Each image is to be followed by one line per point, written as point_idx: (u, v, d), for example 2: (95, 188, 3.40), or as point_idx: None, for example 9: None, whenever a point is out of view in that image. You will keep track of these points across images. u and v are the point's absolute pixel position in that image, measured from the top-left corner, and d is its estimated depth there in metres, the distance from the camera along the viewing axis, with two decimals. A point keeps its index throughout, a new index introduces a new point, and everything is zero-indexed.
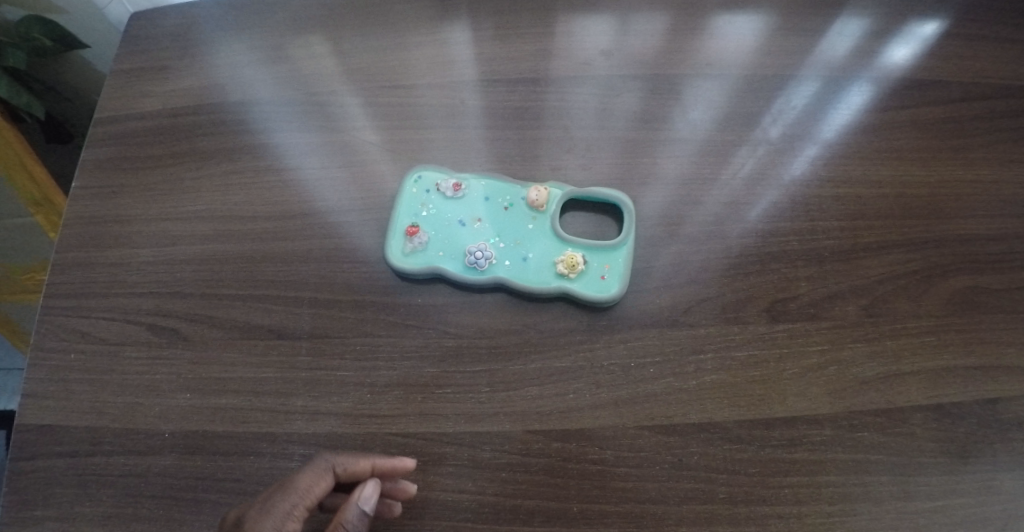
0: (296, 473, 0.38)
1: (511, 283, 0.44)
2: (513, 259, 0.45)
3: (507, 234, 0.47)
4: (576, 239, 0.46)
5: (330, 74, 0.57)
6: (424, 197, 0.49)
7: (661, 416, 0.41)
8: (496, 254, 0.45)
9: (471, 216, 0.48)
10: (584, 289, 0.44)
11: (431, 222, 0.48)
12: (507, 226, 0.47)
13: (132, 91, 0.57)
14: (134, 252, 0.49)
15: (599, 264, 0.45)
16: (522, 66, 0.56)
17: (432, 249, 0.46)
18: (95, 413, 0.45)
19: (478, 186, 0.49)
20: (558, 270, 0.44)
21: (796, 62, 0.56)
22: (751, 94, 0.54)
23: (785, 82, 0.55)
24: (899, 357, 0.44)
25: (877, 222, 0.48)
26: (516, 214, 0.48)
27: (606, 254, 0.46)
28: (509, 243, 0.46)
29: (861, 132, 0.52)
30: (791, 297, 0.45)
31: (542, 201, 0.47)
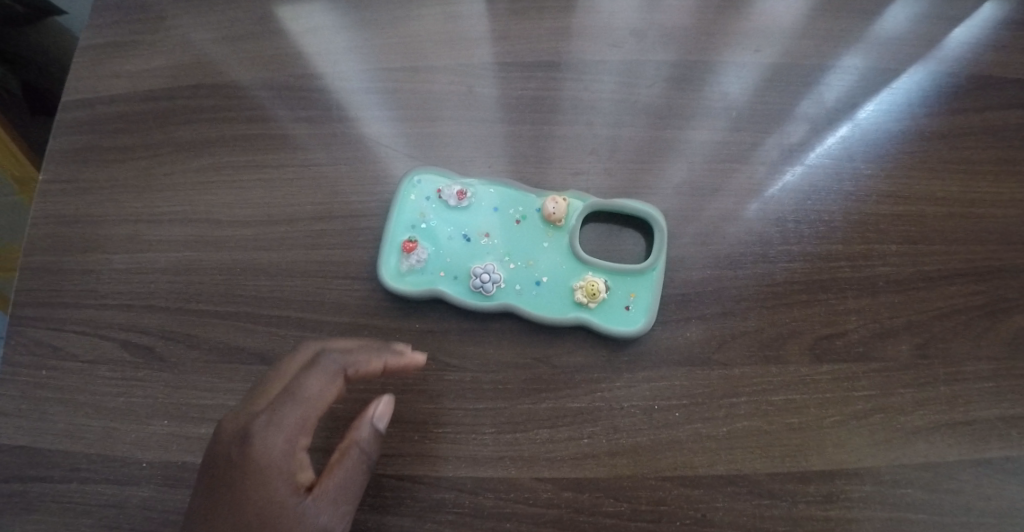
0: (300, 379, 0.34)
1: (521, 312, 0.40)
2: (525, 284, 0.41)
3: (518, 253, 0.42)
4: (596, 261, 0.41)
5: (321, 51, 0.50)
6: (424, 204, 0.44)
7: (684, 466, 0.37)
8: (505, 277, 0.41)
9: (477, 231, 0.43)
10: (604, 322, 0.40)
11: (431, 235, 0.43)
12: (519, 243, 0.43)
13: (100, 69, 0.50)
14: (106, 258, 0.45)
15: (622, 293, 0.41)
16: (540, 48, 0.49)
17: (433, 267, 0.42)
18: (69, 435, 0.41)
19: (486, 195, 0.44)
20: (576, 298, 0.40)
21: (858, 49, 0.48)
22: (804, 87, 0.47)
23: (844, 74, 0.48)
24: (954, 404, 0.39)
25: (939, 247, 0.42)
26: (530, 230, 0.43)
27: (632, 280, 0.41)
28: (521, 263, 0.42)
29: (928, 137, 0.45)
30: (836, 334, 0.40)
31: (559, 215, 0.42)
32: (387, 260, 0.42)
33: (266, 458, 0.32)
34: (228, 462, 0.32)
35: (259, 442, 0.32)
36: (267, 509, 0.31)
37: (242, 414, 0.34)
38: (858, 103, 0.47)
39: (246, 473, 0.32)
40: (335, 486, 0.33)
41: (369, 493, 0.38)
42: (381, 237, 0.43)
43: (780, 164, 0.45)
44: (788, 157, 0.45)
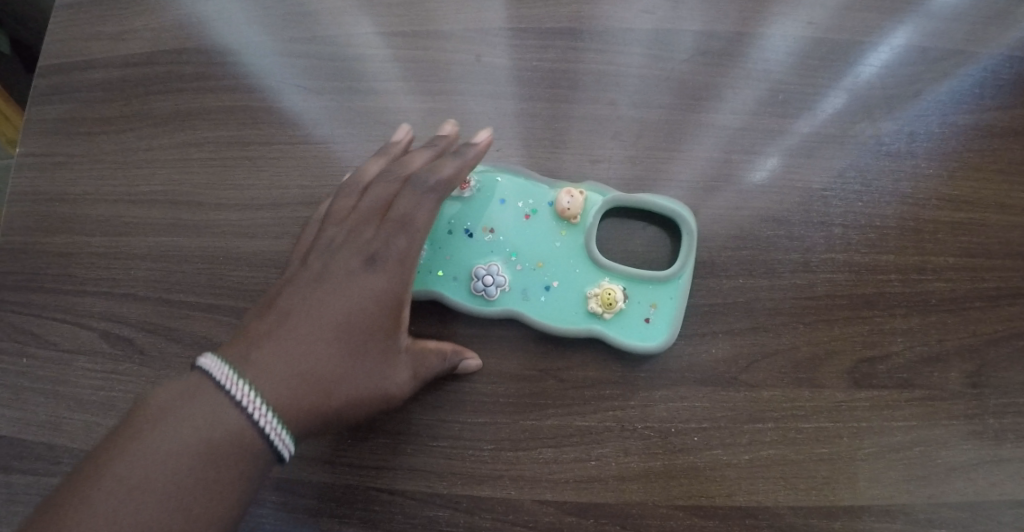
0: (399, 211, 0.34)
1: (527, 320, 0.37)
2: (533, 288, 0.38)
3: (526, 252, 0.38)
4: (614, 265, 0.37)
5: (315, 11, 0.45)
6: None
7: (699, 495, 0.34)
8: (510, 280, 0.38)
9: (481, 224, 0.39)
10: (619, 336, 0.36)
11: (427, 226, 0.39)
12: (528, 240, 0.39)
13: (74, 29, 0.46)
14: (83, 240, 0.41)
15: (642, 303, 0.37)
16: (559, 13, 0.44)
17: (429, 264, 0.38)
18: (50, 428, 0.40)
19: (493, 183, 0.39)
20: (590, 307, 0.36)
21: (923, 22, 0.42)
22: (857, 66, 0.41)
23: (903, 51, 0.42)
24: (1004, 438, 0.35)
25: (1004, 261, 0.37)
26: (541, 226, 0.39)
27: (653, 288, 0.37)
28: (528, 264, 0.38)
29: (1001, 131, 0.40)
30: (878, 356, 0.36)
31: (574, 211, 0.38)
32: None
33: (381, 279, 0.32)
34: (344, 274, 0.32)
35: (376, 269, 0.32)
36: (377, 327, 0.31)
37: (351, 242, 0.33)
38: (921, 86, 0.41)
39: (358, 286, 0.31)
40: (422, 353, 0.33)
41: (359, 506, 0.35)
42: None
43: (825, 159, 0.39)
44: (834, 151, 0.40)
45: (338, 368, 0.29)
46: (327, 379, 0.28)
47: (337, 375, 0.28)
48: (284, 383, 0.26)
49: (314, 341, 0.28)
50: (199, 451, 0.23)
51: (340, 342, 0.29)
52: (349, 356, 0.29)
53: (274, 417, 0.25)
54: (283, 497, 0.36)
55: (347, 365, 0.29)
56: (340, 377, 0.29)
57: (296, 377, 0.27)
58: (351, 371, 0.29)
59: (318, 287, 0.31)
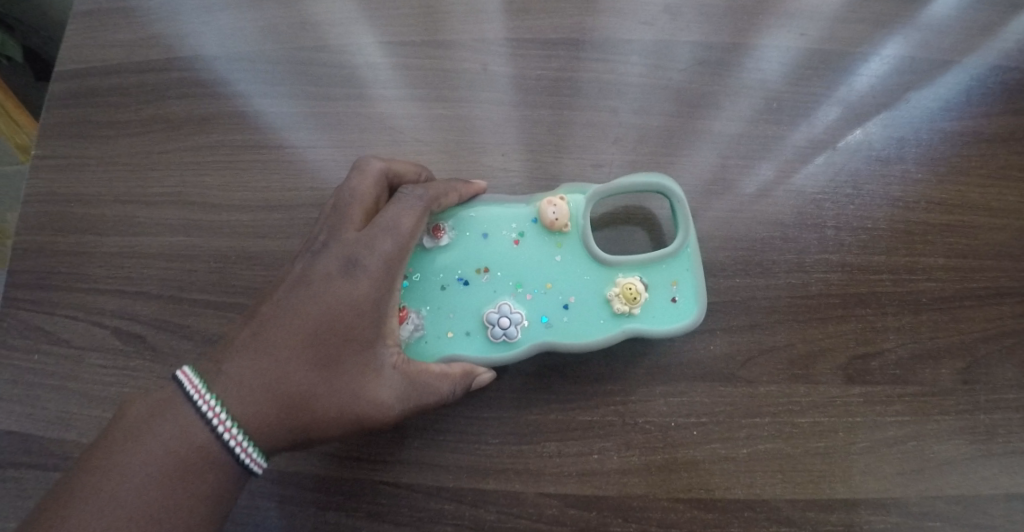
0: (386, 215, 0.34)
1: (558, 344, 0.37)
2: (550, 308, 0.37)
3: (529, 274, 0.38)
4: (621, 262, 0.38)
5: (327, 22, 0.47)
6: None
7: (700, 488, 0.35)
8: (525, 312, 0.37)
9: (474, 266, 0.38)
10: (654, 326, 0.37)
11: (416, 293, 0.38)
12: (526, 261, 0.39)
13: (92, 37, 0.47)
14: (98, 240, 0.42)
15: (664, 285, 0.38)
16: (562, 25, 0.45)
17: (437, 329, 0.37)
18: (60, 423, 0.40)
19: (466, 222, 0.39)
20: (615, 308, 0.37)
21: (909, 35, 0.44)
22: (848, 77, 0.43)
23: (888, 61, 0.43)
24: (994, 433, 0.36)
25: (991, 262, 0.38)
26: (534, 242, 0.39)
27: (668, 270, 0.38)
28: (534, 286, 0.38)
29: (985, 138, 0.41)
30: (872, 353, 0.37)
31: (563, 219, 0.38)
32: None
33: (357, 287, 0.32)
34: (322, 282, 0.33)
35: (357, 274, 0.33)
36: (353, 344, 0.32)
37: (333, 243, 0.34)
38: (911, 93, 0.43)
39: (334, 303, 0.32)
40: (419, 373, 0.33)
41: (366, 499, 0.36)
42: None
43: (812, 164, 0.41)
44: (822, 157, 0.41)
45: (310, 384, 0.31)
46: (301, 395, 0.30)
47: (310, 390, 0.30)
48: (252, 398, 0.30)
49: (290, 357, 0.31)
50: (170, 456, 0.28)
51: (317, 361, 0.31)
52: (322, 375, 0.31)
53: (236, 431, 0.29)
54: (290, 490, 0.36)
55: (322, 380, 0.31)
56: (313, 393, 0.30)
57: (269, 394, 0.30)
58: (326, 387, 0.31)
59: (301, 303, 0.32)
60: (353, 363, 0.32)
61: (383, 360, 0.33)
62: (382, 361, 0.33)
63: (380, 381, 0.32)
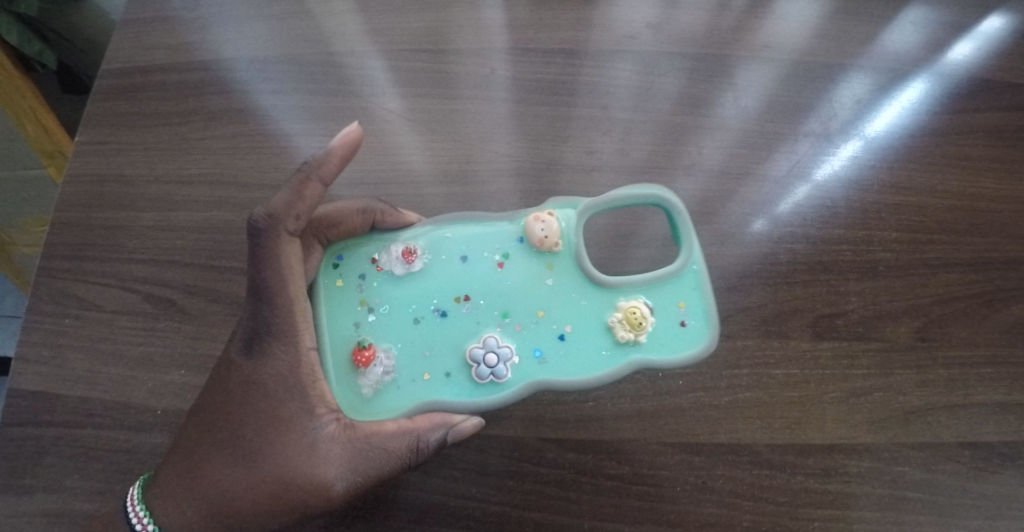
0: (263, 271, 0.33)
1: (550, 378, 0.39)
2: (545, 341, 0.40)
3: (516, 305, 0.41)
4: (624, 287, 0.41)
5: (350, 33, 0.53)
6: (364, 292, 0.41)
7: (687, 433, 0.38)
8: (514, 346, 0.40)
9: (450, 298, 0.41)
10: (658, 355, 0.40)
11: (386, 332, 0.40)
12: (513, 283, 0.41)
13: (137, 41, 0.53)
14: (134, 215, 0.46)
15: (674, 309, 0.41)
16: (558, 37, 0.52)
17: (414, 372, 0.39)
18: (85, 382, 0.43)
19: (436, 257, 0.42)
20: (622, 333, 0.40)
21: (860, 57, 0.50)
22: (811, 94, 0.49)
23: (846, 83, 0.49)
24: (954, 387, 0.40)
25: (940, 235, 0.43)
26: (522, 269, 0.42)
27: (674, 293, 0.42)
28: (521, 317, 0.41)
29: (929, 134, 0.47)
30: (837, 313, 0.41)
31: (552, 237, 0.41)
32: (344, 384, 0.39)
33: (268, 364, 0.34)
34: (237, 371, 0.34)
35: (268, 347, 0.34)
36: (279, 426, 0.33)
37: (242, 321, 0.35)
38: (865, 119, 0.48)
39: (255, 389, 0.34)
40: (358, 441, 0.34)
41: None
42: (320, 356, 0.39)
43: (794, 193, 0.45)
44: (804, 188, 0.45)
45: (234, 483, 0.32)
46: (226, 494, 0.32)
47: (236, 486, 0.32)
48: (183, 505, 0.32)
49: (217, 458, 0.33)
50: None
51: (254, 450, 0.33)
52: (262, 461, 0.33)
53: None
54: None
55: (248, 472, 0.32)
56: (241, 489, 0.32)
57: (198, 498, 0.32)
58: (250, 477, 0.32)
59: (229, 393, 0.34)
60: (291, 444, 0.33)
61: (317, 434, 0.34)
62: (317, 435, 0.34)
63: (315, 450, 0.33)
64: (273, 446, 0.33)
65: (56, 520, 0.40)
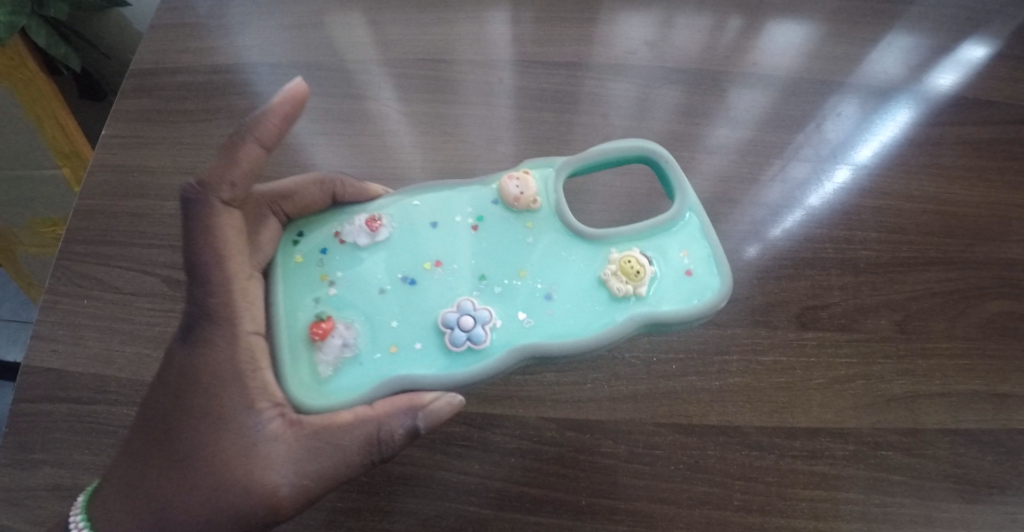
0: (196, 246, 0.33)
1: (541, 341, 0.41)
2: (528, 300, 0.42)
3: (493, 268, 0.43)
4: (615, 238, 0.45)
5: (366, 44, 0.57)
6: (324, 267, 0.43)
7: (680, 415, 0.40)
8: (494, 309, 0.42)
9: (422, 264, 0.43)
10: (661, 309, 0.42)
11: (349, 306, 0.41)
12: (490, 242, 0.44)
13: (167, 46, 0.57)
14: (158, 204, 0.49)
15: (676, 259, 0.44)
16: (561, 51, 0.56)
17: (378, 347, 0.40)
18: (100, 360, 0.44)
19: (400, 225, 0.45)
20: (625, 280, 0.42)
21: (849, 90, 0.54)
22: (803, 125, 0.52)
23: (837, 116, 0.52)
24: (932, 376, 0.42)
25: (915, 237, 0.47)
26: (499, 228, 0.45)
27: (674, 243, 0.45)
28: (497, 278, 0.43)
29: (905, 146, 0.51)
30: (822, 305, 0.43)
31: (530, 193, 0.45)
32: (299, 360, 0.39)
33: (206, 356, 0.32)
34: (176, 372, 0.32)
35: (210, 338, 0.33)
36: (217, 423, 0.31)
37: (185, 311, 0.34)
38: (853, 150, 0.51)
39: (193, 386, 0.32)
40: (307, 438, 0.32)
41: None
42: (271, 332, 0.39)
43: (785, 221, 0.47)
44: (795, 216, 0.47)
45: (170, 493, 0.30)
46: (163, 504, 0.30)
47: (170, 497, 0.30)
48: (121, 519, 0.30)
49: (153, 468, 0.31)
50: None
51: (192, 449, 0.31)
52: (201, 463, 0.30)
53: None
54: None
55: (183, 481, 0.30)
56: (176, 500, 0.30)
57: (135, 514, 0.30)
58: (187, 485, 0.30)
59: (169, 393, 0.32)
60: (230, 443, 0.31)
61: (259, 431, 0.32)
62: (259, 432, 0.31)
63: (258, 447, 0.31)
64: (210, 451, 0.30)
65: (62, 495, 0.40)
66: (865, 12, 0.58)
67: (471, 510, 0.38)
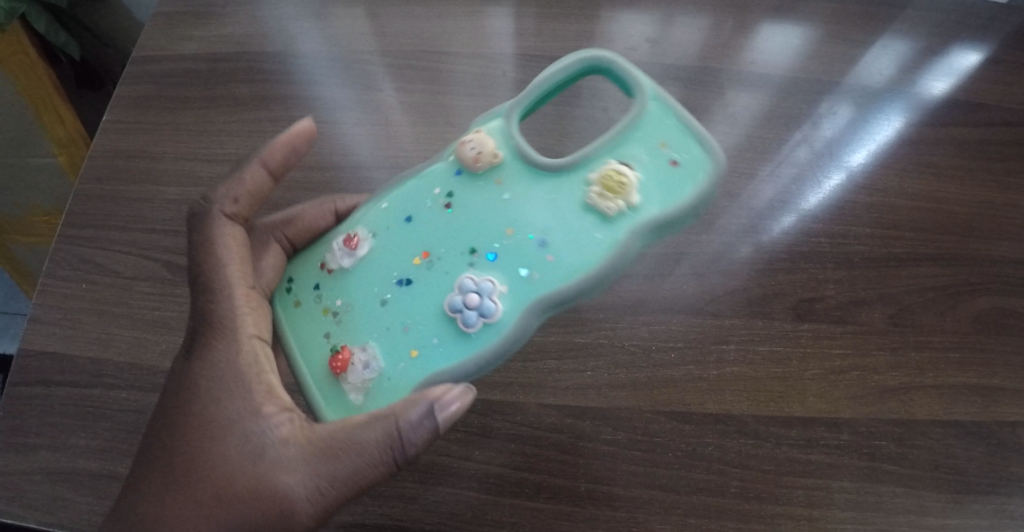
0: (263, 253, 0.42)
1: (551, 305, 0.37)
2: (531, 255, 0.38)
3: (479, 235, 0.38)
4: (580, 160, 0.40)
5: (370, 35, 0.57)
6: (322, 301, 0.39)
7: (678, 403, 0.40)
8: (496, 277, 0.37)
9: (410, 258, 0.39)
10: (654, 205, 0.39)
11: (354, 328, 0.38)
12: (461, 217, 0.39)
13: (170, 34, 0.57)
14: (160, 189, 0.50)
15: (659, 155, 0.40)
16: (564, 46, 0.56)
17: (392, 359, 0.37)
18: (98, 343, 0.44)
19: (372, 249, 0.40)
20: (606, 207, 0.38)
21: (849, 95, 0.55)
22: (803, 126, 0.53)
23: (837, 119, 0.53)
24: (926, 369, 0.42)
25: (908, 233, 0.48)
26: (469, 198, 0.40)
27: (650, 134, 0.41)
28: (488, 246, 0.38)
29: (898, 145, 0.52)
30: (817, 298, 0.44)
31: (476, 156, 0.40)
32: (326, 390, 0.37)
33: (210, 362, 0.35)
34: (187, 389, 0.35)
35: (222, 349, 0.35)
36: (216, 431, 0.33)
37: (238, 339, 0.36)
38: (850, 153, 0.52)
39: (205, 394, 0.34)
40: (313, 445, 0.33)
41: None
42: (305, 391, 0.38)
43: (782, 221, 0.48)
44: (792, 217, 0.48)
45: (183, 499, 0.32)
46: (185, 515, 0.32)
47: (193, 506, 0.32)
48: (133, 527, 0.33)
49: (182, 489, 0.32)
50: None
51: (231, 484, 0.32)
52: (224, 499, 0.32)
53: None
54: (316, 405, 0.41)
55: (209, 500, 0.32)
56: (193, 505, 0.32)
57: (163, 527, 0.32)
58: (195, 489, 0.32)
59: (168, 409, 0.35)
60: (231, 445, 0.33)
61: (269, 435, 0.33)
62: (269, 439, 0.33)
63: (296, 487, 0.32)
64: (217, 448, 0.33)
65: (59, 479, 0.39)
66: (864, 16, 0.59)
67: (471, 496, 0.38)
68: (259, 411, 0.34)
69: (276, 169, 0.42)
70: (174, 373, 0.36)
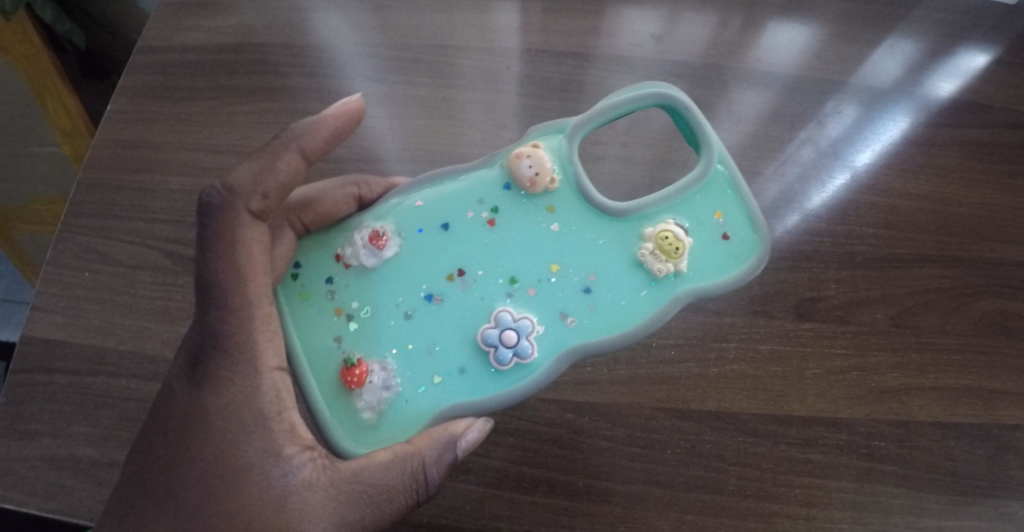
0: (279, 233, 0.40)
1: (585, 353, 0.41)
2: (570, 297, 0.42)
3: (524, 271, 0.42)
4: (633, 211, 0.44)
5: (375, 28, 0.57)
6: (336, 300, 0.41)
7: (678, 400, 0.40)
8: (535, 316, 0.41)
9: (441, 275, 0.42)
10: (700, 280, 0.43)
11: (370, 341, 0.40)
12: (499, 244, 0.43)
13: (174, 24, 0.57)
14: (163, 178, 0.50)
15: (712, 221, 0.45)
16: (569, 42, 0.56)
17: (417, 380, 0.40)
18: (98, 332, 0.44)
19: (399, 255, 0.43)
20: (655, 268, 0.42)
21: (855, 95, 0.54)
22: (808, 126, 0.52)
23: (842, 120, 0.53)
24: (927, 371, 0.42)
25: (911, 234, 0.47)
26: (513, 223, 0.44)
27: (709, 200, 0.45)
28: (530, 280, 0.42)
29: (903, 145, 0.52)
30: (819, 297, 0.44)
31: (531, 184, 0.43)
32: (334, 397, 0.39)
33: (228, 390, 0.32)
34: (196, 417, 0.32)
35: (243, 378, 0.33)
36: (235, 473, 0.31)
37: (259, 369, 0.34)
38: (855, 153, 0.52)
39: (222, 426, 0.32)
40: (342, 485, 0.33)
41: None
42: (308, 396, 0.39)
43: (785, 221, 0.47)
44: (796, 217, 0.48)
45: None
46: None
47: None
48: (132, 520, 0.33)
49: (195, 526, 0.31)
50: None
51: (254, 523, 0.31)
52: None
53: None
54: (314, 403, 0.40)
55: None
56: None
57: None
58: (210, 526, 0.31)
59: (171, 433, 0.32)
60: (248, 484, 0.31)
61: (292, 478, 0.32)
62: (292, 481, 0.32)
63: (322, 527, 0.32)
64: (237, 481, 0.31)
65: (59, 465, 0.40)
66: (871, 15, 0.58)
67: (470, 491, 0.38)
68: (280, 451, 0.32)
69: (313, 151, 0.39)
70: (175, 398, 0.33)
